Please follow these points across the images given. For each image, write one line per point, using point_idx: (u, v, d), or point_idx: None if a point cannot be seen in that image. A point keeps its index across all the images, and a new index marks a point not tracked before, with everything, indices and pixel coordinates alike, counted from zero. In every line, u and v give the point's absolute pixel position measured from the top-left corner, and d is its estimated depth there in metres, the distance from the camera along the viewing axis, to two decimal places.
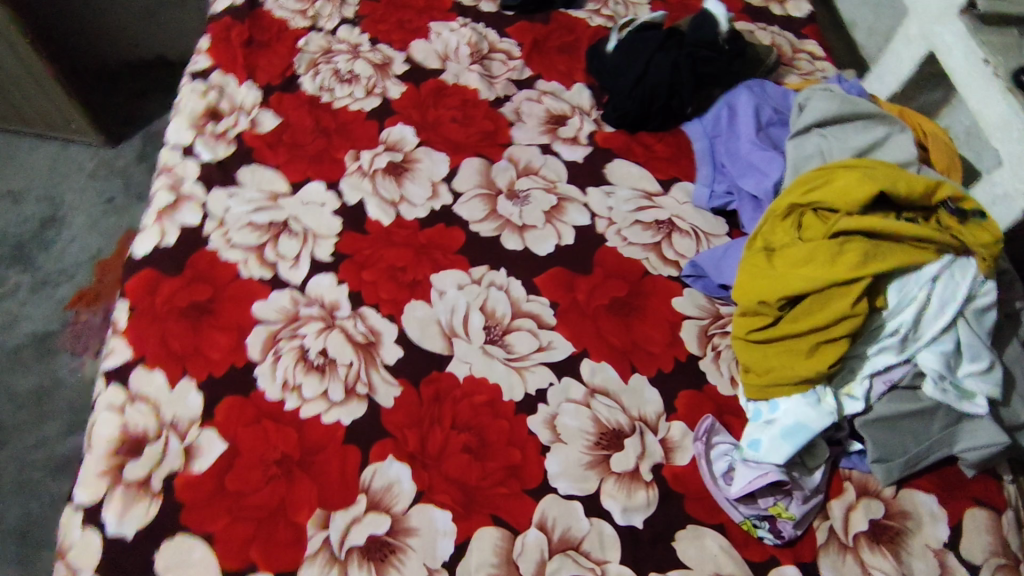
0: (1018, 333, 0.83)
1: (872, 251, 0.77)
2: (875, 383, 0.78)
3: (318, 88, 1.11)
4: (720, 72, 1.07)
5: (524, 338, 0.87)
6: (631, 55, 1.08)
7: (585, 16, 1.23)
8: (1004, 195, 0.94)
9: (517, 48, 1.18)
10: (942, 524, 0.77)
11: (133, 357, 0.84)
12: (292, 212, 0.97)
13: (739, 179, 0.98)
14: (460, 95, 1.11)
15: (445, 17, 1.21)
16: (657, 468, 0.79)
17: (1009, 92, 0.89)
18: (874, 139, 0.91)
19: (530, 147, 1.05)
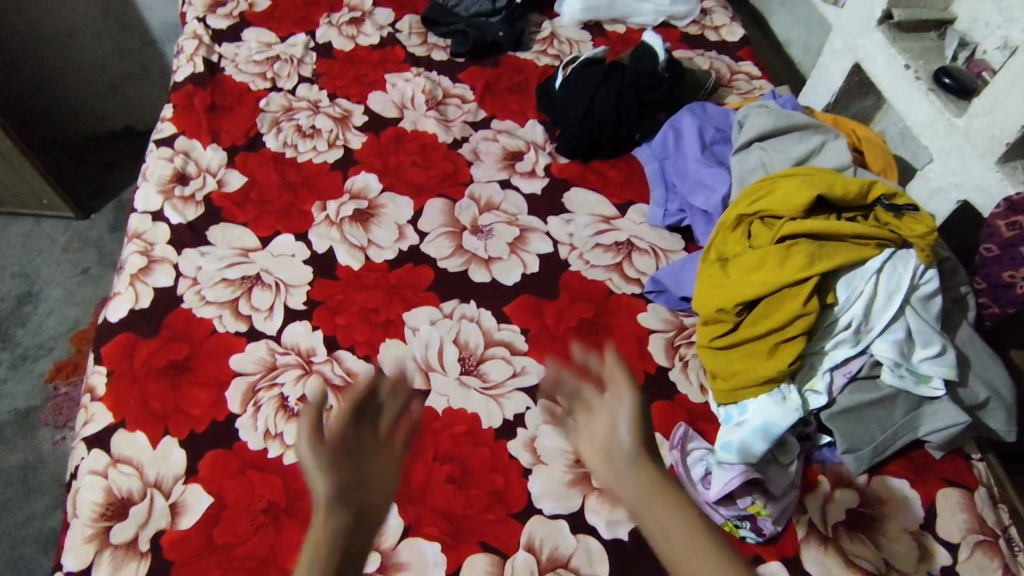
0: (966, 317, 0.86)
1: (817, 251, 0.81)
2: (836, 376, 0.82)
3: (282, 144, 1.15)
4: (663, 99, 1.14)
5: (499, 365, 0.89)
6: (577, 90, 1.14)
7: (532, 57, 1.30)
8: (938, 188, 0.98)
9: (470, 92, 1.23)
10: (916, 507, 0.79)
11: (114, 421, 0.84)
12: (263, 265, 0.99)
13: (690, 197, 1.02)
14: (419, 141, 1.15)
15: (400, 68, 1.27)
16: None
17: (930, 92, 0.95)
18: (809, 148, 0.97)
19: (489, 183, 1.10)
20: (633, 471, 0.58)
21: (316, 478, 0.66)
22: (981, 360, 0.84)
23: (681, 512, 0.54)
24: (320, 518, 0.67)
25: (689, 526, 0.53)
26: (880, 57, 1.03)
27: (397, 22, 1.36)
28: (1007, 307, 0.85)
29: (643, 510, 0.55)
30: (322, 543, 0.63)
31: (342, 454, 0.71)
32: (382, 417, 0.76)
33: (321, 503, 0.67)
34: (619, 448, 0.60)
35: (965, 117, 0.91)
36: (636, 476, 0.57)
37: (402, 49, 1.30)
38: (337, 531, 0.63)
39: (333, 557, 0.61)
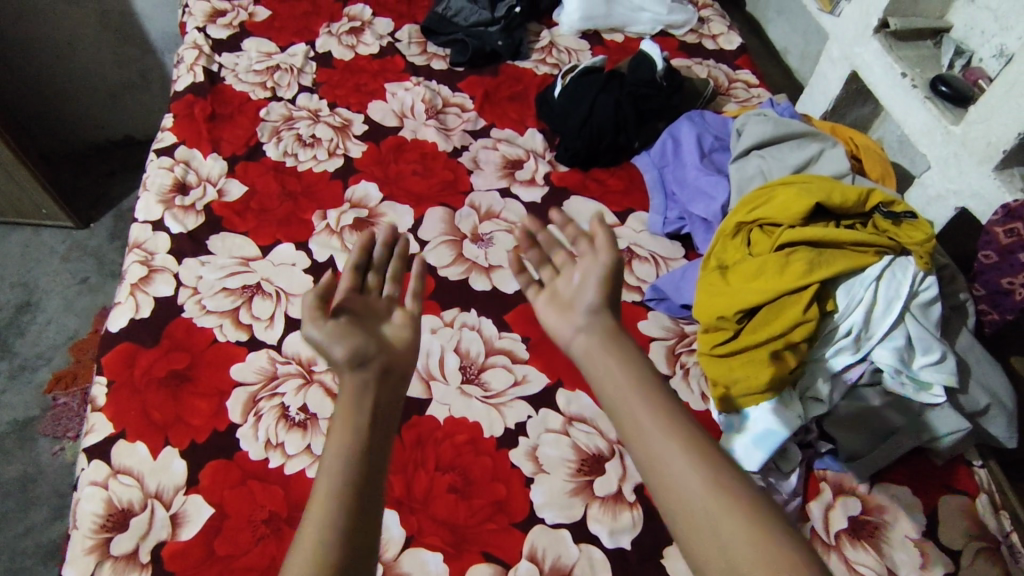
0: (966, 324, 0.86)
1: (816, 259, 0.82)
2: (837, 384, 0.82)
3: (282, 153, 1.15)
4: (661, 107, 1.14)
5: (499, 374, 0.89)
6: (576, 98, 1.14)
7: (531, 66, 1.30)
8: (936, 196, 0.98)
9: (469, 101, 1.24)
10: (918, 514, 0.79)
11: (115, 432, 0.84)
12: (264, 274, 0.99)
13: (689, 205, 1.02)
14: (419, 150, 1.16)
15: (400, 77, 1.27)
16: (640, 489, 0.80)
17: (927, 100, 0.96)
18: (807, 156, 0.97)
19: (489, 192, 1.10)
20: (598, 345, 0.63)
21: (333, 342, 0.62)
22: (981, 366, 0.84)
23: (674, 436, 0.55)
24: (332, 351, 0.62)
25: (686, 454, 0.54)
26: (877, 66, 1.04)
27: (396, 32, 1.37)
28: (1007, 313, 0.86)
29: (636, 432, 0.56)
30: (343, 432, 0.57)
31: (368, 313, 0.68)
32: (370, 275, 0.72)
33: (347, 371, 0.61)
34: (580, 304, 0.66)
35: (962, 125, 0.91)
36: (613, 374, 0.60)
37: (401, 58, 1.31)
38: (360, 394, 0.60)
39: (351, 432, 0.57)
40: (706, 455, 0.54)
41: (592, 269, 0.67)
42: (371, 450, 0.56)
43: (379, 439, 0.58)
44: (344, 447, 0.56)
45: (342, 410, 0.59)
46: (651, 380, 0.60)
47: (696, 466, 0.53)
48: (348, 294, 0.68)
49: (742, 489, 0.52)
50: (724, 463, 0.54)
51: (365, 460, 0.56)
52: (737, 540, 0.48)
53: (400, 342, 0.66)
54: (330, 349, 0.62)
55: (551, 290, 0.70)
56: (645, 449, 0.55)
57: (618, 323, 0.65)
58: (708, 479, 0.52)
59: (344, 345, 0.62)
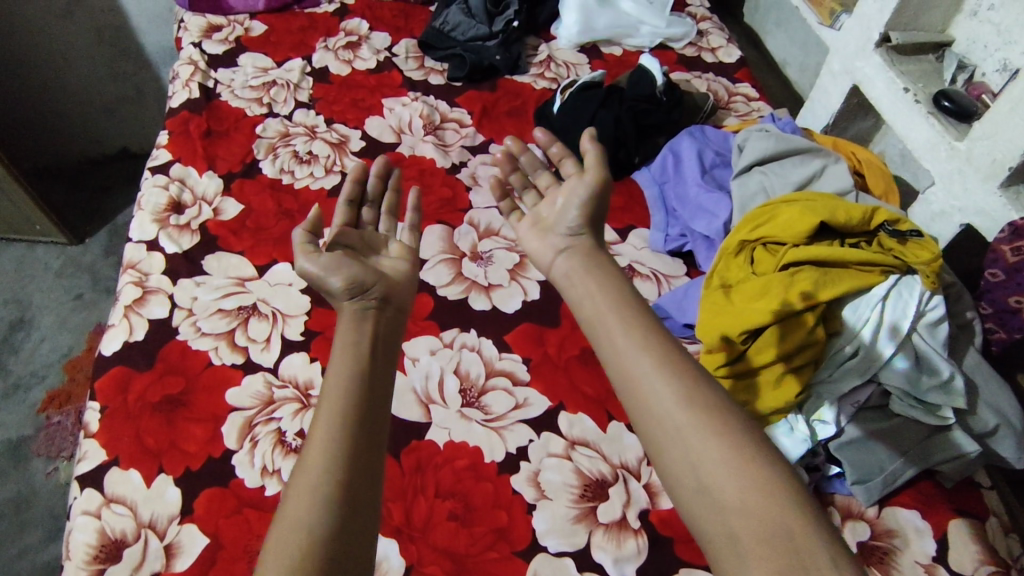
0: (973, 343, 0.85)
1: (820, 279, 0.81)
2: (844, 407, 0.80)
3: (279, 171, 1.14)
4: (661, 122, 1.13)
5: (500, 397, 0.88)
6: (575, 114, 1.13)
7: (529, 80, 1.29)
8: (941, 212, 0.97)
9: (468, 116, 1.23)
10: (928, 539, 0.78)
11: (107, 458, 0.82)
12: (260, 295, 0.98)
13: (691, 222, 1.01)
14: (417, 166, 1.14)
15: (397, 92, 1.26)
16: (644, 514, 0.79)
17: (930, 115, 0.95)
18: (811, 172, 0.96)
19: (489, 209, 1.09)
20: (582, 274, 0.68)
21: (329, 273, 0.67)
22: (989, 387, 0.82)
23: (674, 367, 0.58)
24: (330, 282, 0.67)
25: (686, 382, 0.56)
26: (879, 80, 1.03)
27: (393, 46, 1.36)
28: (1014, 333, 0.84)
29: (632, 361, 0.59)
30: (350, 354, 0.60)
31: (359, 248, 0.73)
32: (365, 211, 0.80)
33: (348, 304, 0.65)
34: (562, 228, 0.72)
35: (967, 141, 0.90)
36: (609, 304, 0.64)
37: (399, 73, 1.30)
38: (366, 327, 0.63)
39: (358, 355, 0.60)
40: (698, 381, 0.57)
41: (577, 190, 0.72)
42: (375, 372, 0.59)
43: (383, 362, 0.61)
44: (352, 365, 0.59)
45: (351, 332, 0.62)
46: (645, 314, 0.63)
47: (694, 395, 0.56)
48: (344, 229, 0.74)
49: (733, 416, 0.55)
50: (714, 390, 0.57)
51: (370, 378, 0.58)
52: (727, 461, 0.51)
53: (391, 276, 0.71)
54: (328, 282, 0.67)
55: (536, 216, 0.76)
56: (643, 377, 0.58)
57: (597, 245, 0.71)
58: (700, 407, 0.55)
59: (339, 277, 0.67)
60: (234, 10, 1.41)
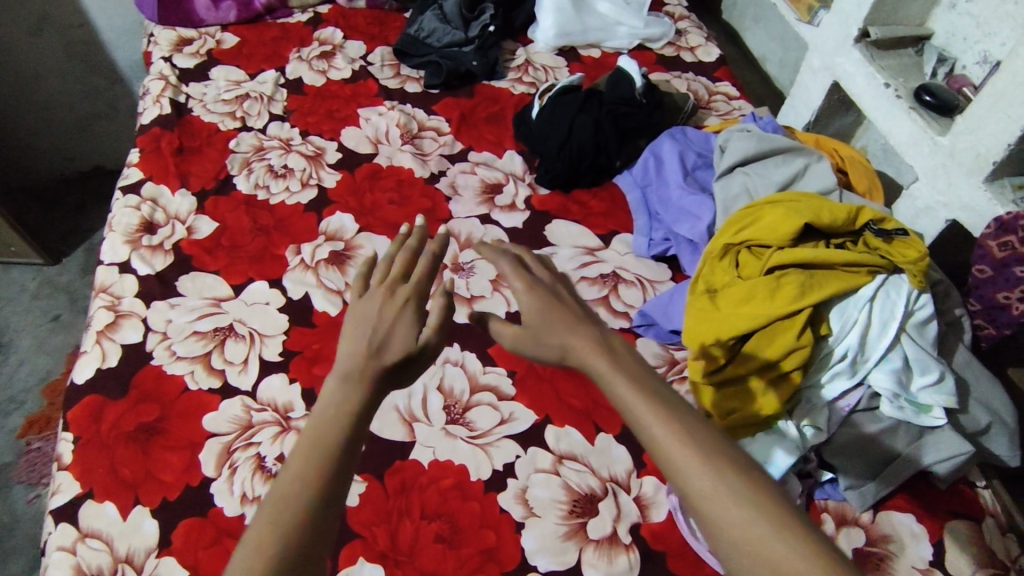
0: (962, 340, 0.84)
1: (806, 283, 0.79)
2: (835, 411, 0.79)
3: (253, 186, 1.11)
4: (642, 125, 1.11)
5: (485, 412, 0.86)
6: (554, 119, 1.11)
7: (507, 86, 1.27)
8: (925, 208, 0.94)
9: (445, 124, 1.21)
10: (924, 543, 0.76)
11: (82, 491, 0.80)
12: (237, 315, 0.95)
13: (674, 225, 0.99)
14: (395, 177, 1.12)
15: (373, 102, 1.24)
16: (635, 529, 0.77)
17: (912, 110, 0.93)
18: (793, 172, 0.95)
19: (469, 219, 1.06)
20: (607, 344, 0.53)
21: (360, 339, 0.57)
22: (980, 384, 0.82)
23: (718, 458, 0.44)
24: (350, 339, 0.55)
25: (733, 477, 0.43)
26: (859, 75, 1.02)
27: (368, 55, 1.34)
28: (1003, 328, 0.83)
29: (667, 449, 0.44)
30: (310, 434, 0.46)
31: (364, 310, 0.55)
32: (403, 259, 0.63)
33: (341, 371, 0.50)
34: (569, 315, 0.56)
35: (949, 135, 0.88)
36: (640, 376, 0.49)
37: (374, 82, 1.28)
38: (338, 396, 0.48)
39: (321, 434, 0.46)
40: (750, 473, 0.43)
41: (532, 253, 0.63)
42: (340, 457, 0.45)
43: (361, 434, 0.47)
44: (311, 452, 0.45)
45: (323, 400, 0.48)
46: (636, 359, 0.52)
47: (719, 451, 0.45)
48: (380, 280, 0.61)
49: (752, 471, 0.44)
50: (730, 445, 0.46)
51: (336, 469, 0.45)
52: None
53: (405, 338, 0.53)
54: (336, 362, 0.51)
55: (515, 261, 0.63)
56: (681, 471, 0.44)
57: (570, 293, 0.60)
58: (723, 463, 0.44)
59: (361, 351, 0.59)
60: (205, 22, 1.38)
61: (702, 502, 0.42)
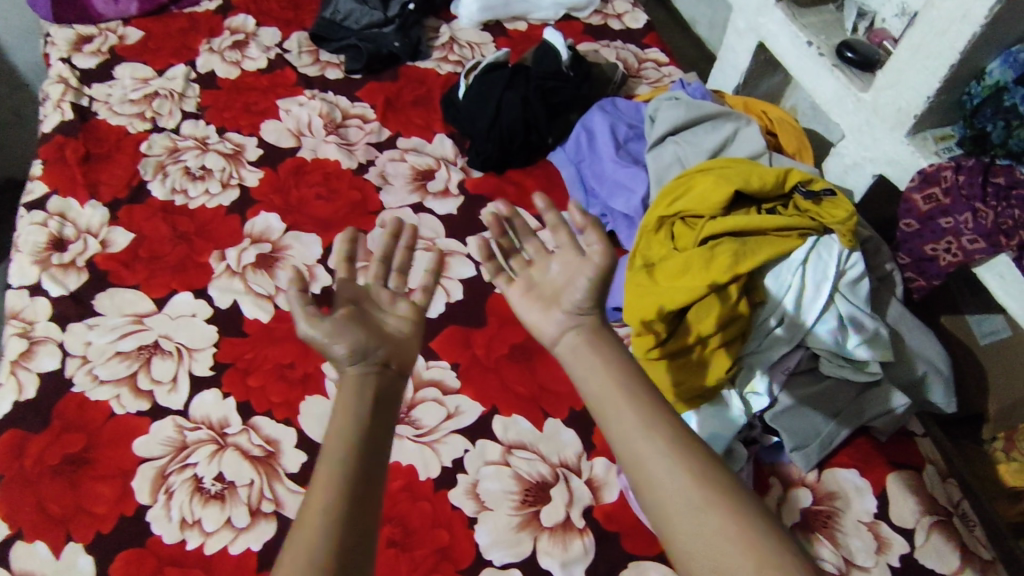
0: (894, 294, 0.85)
1: (740, 250, 0.79)
2: (775, 376, 0.79)
3: (170, 191, 1.05)
4: (571, 99, 1.08)
5: (430, 409, 0.84)
6: (481, 99, 1.07)
7: (433, 66, 1.22)
8: (854, 164, 0.94)
9: (370, 110, 1.15)
10: (868, 497, 0.78)
11: (8, 533, 0.75)
12: (162, 331, 0.90)
13: (609, 201, 0.98)
14: (321, 170, 1.07)
15: (292, 92, 1.18)
16: (588, 512, 0.77)
17: (835, 68, 0.92)
18: (722, 138, 0.94)
19: (401, 209, 1.02)
20: (591, 347, 0.56)
21: (335, 339, 0.54)
22: (912, 335, 0.84)
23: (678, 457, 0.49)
24: (333, 349, 0.54)
25: (689, 477, 0.48)
26: (782, 35, 1.00)
27: (284, 42, 1.27)
28: (933, 279, 0.84)
29: (633, 454, 0.50)
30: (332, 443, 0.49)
31: (366, 301, 0.59)
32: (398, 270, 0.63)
33: (350, 368, 0.53)
34: (568, 298, 0.59)
35: (871, 91, 0.88)
36: (615, 384, 0.53)
37: (292, 71, 1.21)
38: (354, 398, 0.51)
39: (343, 454, 0.48)
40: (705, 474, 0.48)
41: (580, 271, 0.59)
42: (364, 474, 0.47)
43: (383, 437, 0.51)
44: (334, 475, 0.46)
45: (339, 412, 0.50)
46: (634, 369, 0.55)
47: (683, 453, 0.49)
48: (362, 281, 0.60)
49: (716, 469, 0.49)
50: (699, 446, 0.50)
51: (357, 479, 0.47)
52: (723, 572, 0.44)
53: (406, 329, 0.58)
54: (331, 348, 0.53)
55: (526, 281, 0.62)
56: (645, 471, 0.49)
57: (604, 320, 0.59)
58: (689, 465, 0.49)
59: (345, 343, 0.54)
60: (105, 18, 1.29)
61: (663, 498, 0.47)
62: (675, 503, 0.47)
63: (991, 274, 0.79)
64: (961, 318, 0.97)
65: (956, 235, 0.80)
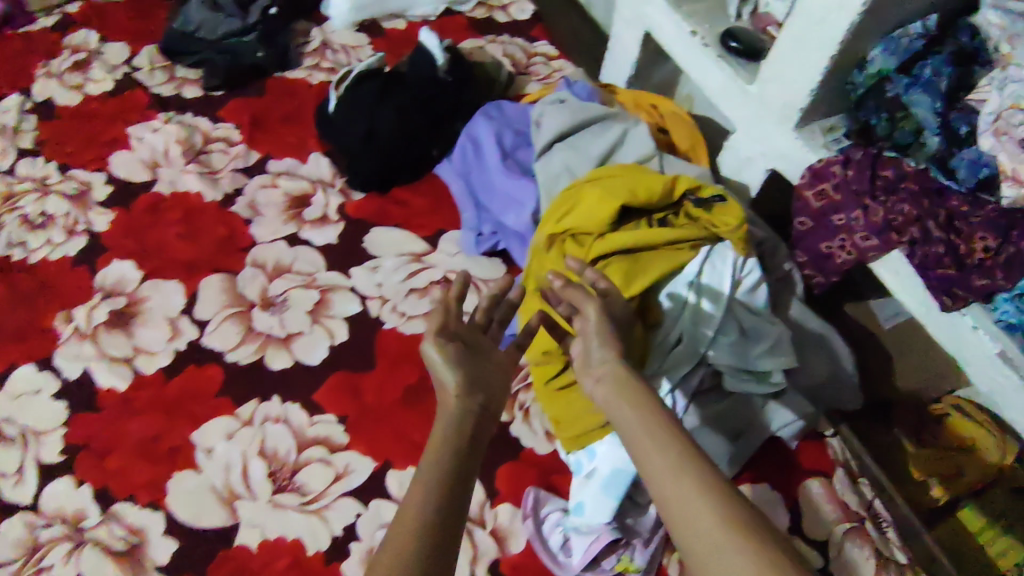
0: (794, 294, 0.82)
1: (631, 269, 0.74)
2: (678, 397, 0.74)
3: (5, 245, 0.92)
4: (453, 106, 1.00)
5: (316, 471, 0.76)
6: (352, 112, 0.98)
7: (304, 75, 1.11)
8: (747, 159, 0.90)
9: (235, 131, 1.04)
10: (780, 509, 0.76)
11: None
12: (3, 414, 0.79)
13: (501, 216, 0.91)
14: (181, 205, 0.96)
15: (145, 116, 1.05)
16: (494, 567, 0.71)
17: (720, 59, 0.87)
18: (611, 142, 0.88)
19: (274, 243, 0.93)
20: (623, 388, 0.52)
21: (446, 365, 0.53)
22: (816, 335, 0.81)
23: (713, 502, 0.42)
24: (444, 375, 0.53)
25: (720, 520, 0.41)
26: (667, 25, 0.95)
27: (133, 58, 1.12)
28: (832, 275, 0.81)
29: (665, 494, 0.44)
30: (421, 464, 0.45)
31: (473, 335, 0.57)
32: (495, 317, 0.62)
33: (453, 398, 0.51)
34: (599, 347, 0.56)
35: (756, 83, 0.84)
36: (654, 421, 0.48)
37: (144, 92, 1.08)
38: (451, 427, 0.49)
39: (433, 475, 0.44)
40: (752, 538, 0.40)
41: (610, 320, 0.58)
42: (456, 503, 0.43)
43: (474, 464, 0.47)
44: (428, 495, 0.43)
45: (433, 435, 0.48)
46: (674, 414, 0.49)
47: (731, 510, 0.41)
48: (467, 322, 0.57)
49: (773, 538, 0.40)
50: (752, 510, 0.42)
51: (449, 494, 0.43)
52: None
53: (509, 382, 0.55)
54: (444, 373, 0.52)
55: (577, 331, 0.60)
56: (678, 513, 0.42)
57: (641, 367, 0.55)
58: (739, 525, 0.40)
59: (455, 371, 0.52)
60: None
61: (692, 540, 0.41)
62: (702, 546, 0.40)
63: (885, 270, 0.76)
64: (865, 304, 0.99)
65: (850, 232, 0.76)
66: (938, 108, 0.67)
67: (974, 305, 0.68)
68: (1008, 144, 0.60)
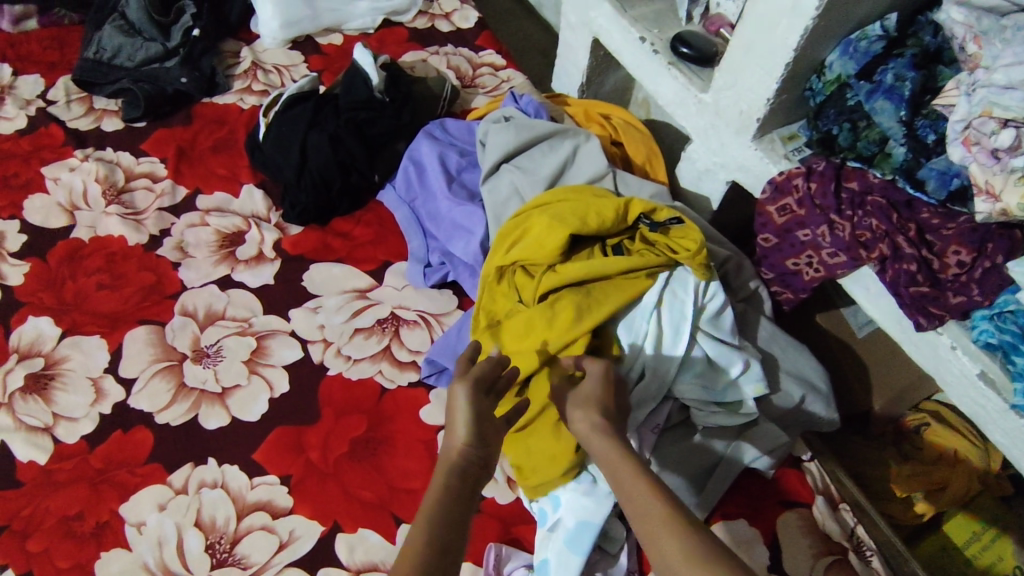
0: (762, 314, 0.78)
1: (584, 302, 0.69)
2: (645, 435, 0.70)
3: None
4: (393, 129, 0.94)
5: (258, 540, 0.70)
6: (282, 142, 0.91)
7: (234, 100, 1.04)
8: (705, 170, 0.86)
9: (160, 165, 0.96)
10: (759, 547, 0.71)
11: None
12: None
13: (448, 245, 0.85)
14: (103, 251, 0.88)
15: (60, 154, 0.97)
16: None
17: (671, 66, 0.82)
18: (560, 161, 0.83)
19: (205, 287, 0.86)
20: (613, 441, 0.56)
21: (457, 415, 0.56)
22: (787, 356, 0.76)
23: (682, 537, 0.46)
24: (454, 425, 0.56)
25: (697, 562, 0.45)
26: (614, 31, 0.89)
27: (48, 91, 1.03)
28: (801, 292, 0.78)
29: (636, 508, 0.49)
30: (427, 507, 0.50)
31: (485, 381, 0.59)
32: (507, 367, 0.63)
33: (460, 446, 0.54)
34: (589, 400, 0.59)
35: (711, 92, 0.79)
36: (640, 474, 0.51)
37: (59, 126, 0.99)
38: (454, 475, 0.53)
39: (438, 512, 0.50)
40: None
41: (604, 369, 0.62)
42: (455, 537, 0.49)
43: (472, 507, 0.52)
44: (428, 527, 0.48)
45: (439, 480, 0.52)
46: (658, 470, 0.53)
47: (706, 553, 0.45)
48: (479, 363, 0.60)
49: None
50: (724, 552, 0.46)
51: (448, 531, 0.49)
52: None
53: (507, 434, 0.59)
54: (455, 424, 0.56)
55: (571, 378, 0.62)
56: (652, 543, 0.47)
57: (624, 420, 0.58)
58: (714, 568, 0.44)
59: (464, 422, 0.56)
60: None
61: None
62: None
63: (856, 286, 0.72)
64: None
65: (816, 248, 0.72)
66: (902, 116, 0.63)
67: (950, 323, 0.64)
68: (980, 155, 0.56)
